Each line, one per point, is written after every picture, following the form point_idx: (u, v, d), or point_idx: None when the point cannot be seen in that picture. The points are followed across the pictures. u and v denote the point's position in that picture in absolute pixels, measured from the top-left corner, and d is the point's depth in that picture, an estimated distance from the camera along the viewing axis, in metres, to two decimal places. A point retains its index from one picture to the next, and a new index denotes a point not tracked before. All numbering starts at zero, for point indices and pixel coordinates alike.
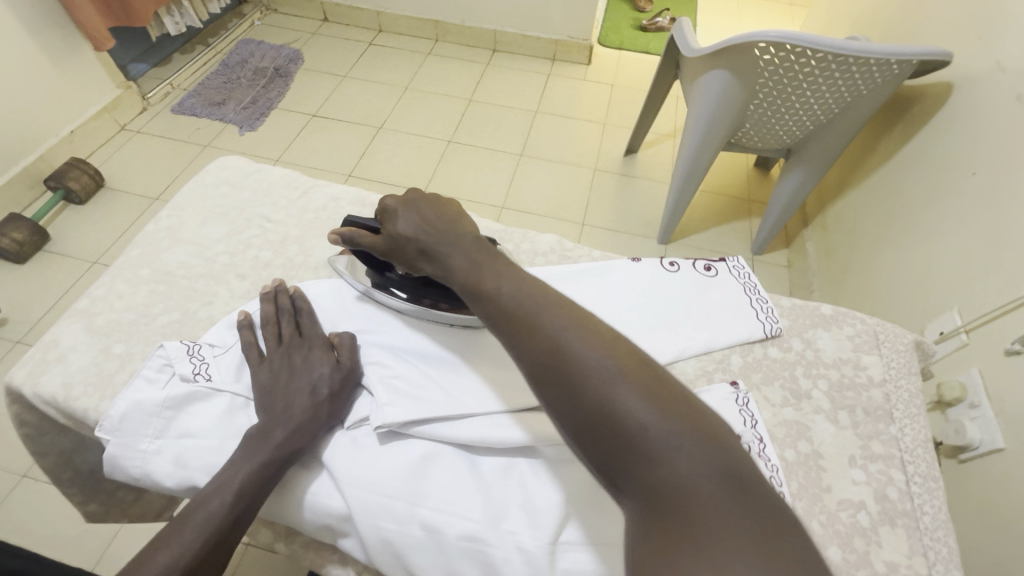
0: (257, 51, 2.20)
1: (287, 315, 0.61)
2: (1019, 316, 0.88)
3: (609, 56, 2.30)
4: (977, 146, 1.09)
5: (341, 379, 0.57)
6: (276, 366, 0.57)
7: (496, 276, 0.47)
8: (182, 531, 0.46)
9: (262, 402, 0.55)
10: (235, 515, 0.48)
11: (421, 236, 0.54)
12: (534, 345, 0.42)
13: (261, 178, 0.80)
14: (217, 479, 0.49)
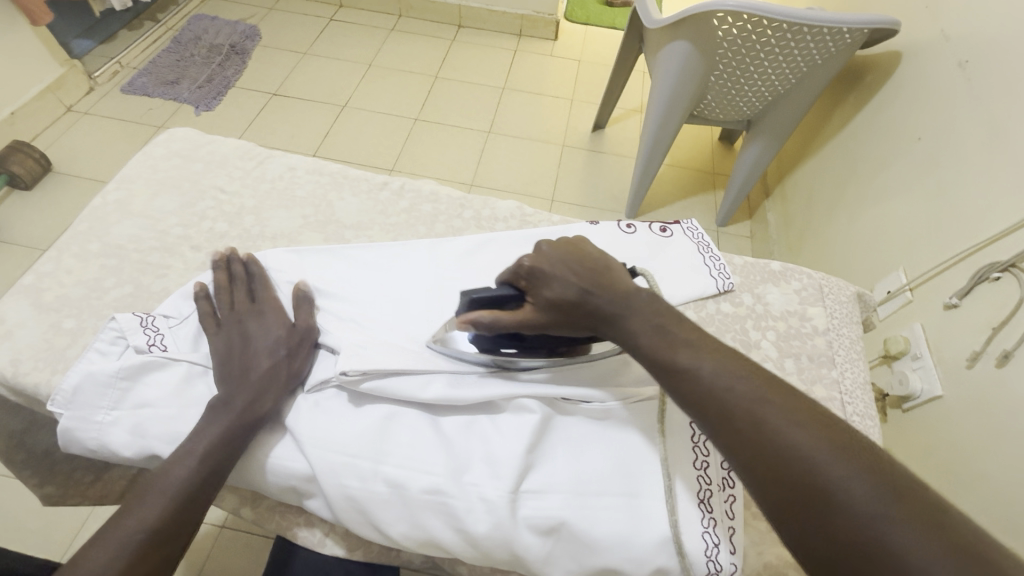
0: (211, 27, 2.10)
1: (239, 282, 0.61)
2: (959, 271, 0.94)
3: (575, 30, 2.29)
4: (924, 112, 1.13)
5: (298, 340, 0.57)
6: (231, 334, 0.57)
7: (690, 355, 0.43)
8: (147, 501, 0.46)
9: (220, 369, 0.55)
10: (200, 481, 0.48)
11: (599, 307, 0.48)
12: (750, 445, 0.39)
13: (213, 150, 0.78)
14: (180, 447, 0.49)
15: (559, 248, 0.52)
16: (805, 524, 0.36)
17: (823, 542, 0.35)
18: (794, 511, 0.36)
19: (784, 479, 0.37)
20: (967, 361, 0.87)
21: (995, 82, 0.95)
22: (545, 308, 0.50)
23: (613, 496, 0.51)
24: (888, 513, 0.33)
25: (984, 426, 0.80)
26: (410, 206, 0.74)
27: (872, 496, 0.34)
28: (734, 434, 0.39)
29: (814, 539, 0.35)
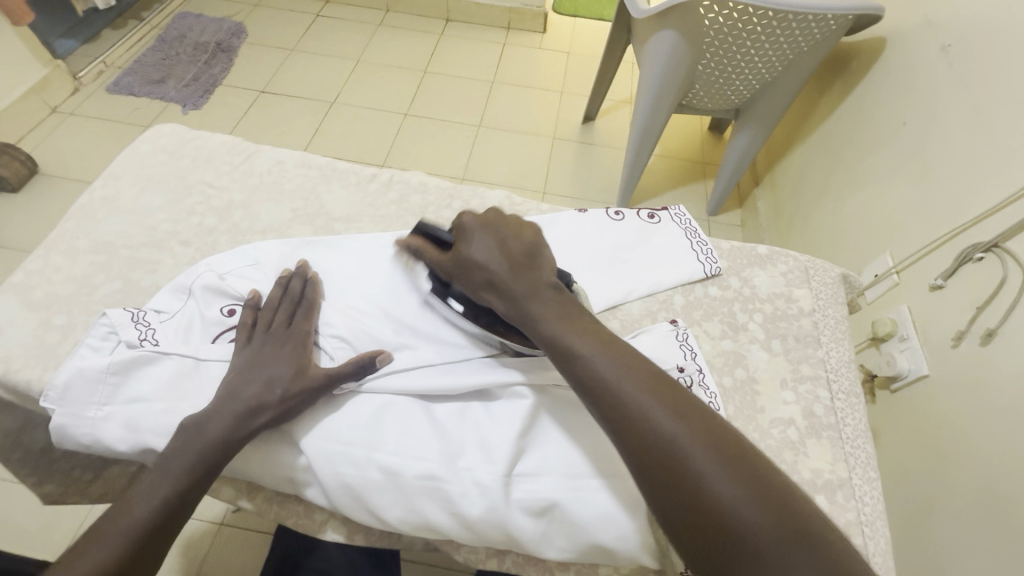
0: (196, 25, 2.08)
1: (287, 300, 0.59)
2: (944, 253, 0.95)
3: (564, 22, 2.29)
4: (907, 96, 1.14)
5: (319, 381, 0.53)
6: (257, 353, 0.55)
7: (588, 347, 0.47)
8: (136, 501, 0.46)
9: (226, 391, 0.52)
10: (187, 490, 0.48)
11: (491, 270, 0.53)
12: (630, 428, 0.42)
13: (200, 145, 0.77)
14: (168, 452, 0.49)
15: (498, 215, 0.57)
16: (672, 504, 0.39)
17: (684, 518, 0.38)
18: (667, 490, 0.40)
19: (659, 459, 0.40)
20: (952, 341, 0.88)
21: (977, 66, 0.96)
22: (456, 261, 0.55)
23: (606, 477, 0.52)
24: (743, 499, 0.37)
25: (969, 403, 0.81)
26: (399, 197, 0.74)
27: (734, 484, 0.38)
28: (620, 418, 0.43)
29: (677, 516, 0.39)
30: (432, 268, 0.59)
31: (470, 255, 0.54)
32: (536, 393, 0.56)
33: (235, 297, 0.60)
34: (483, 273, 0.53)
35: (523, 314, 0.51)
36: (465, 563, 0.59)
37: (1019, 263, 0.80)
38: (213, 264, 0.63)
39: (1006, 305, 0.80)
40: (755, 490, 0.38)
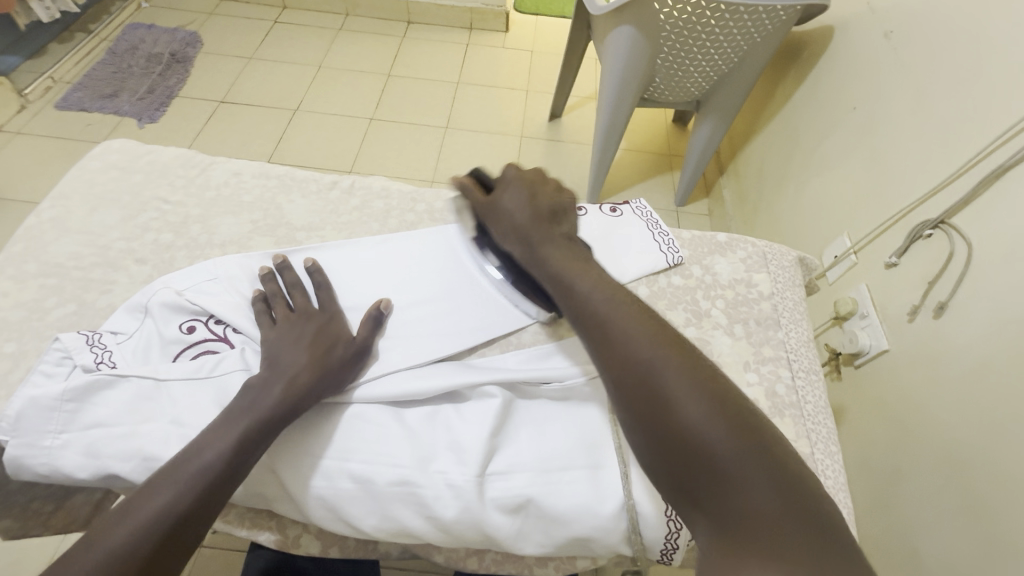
0: (148, 36, 2.02)
1: (298, 288, 0.61)
2: (896, 232, 0.99)
3: (526, 21, 2.30)
4: (857, 82, 1.18)
5: (360, 349, 0.57)
6: (288, 329, 0.56)
7: (590, 288, 0.50)
8: (156, 492, 0.43)
9: (270, 357, 0.53)
10: (193, 505, 0.43)
11: (517, 217, 0.58)
12: (618, 352, 0.44)
13: (153, 160, 0.75)
14: (185, 453, 0.45)
15: (537, 174, 0.62)
16: (643, 422, 0.42)
17: (654, 437, 0.41)
18: (639, 409, 0.42)
19: (637, 380, 0.43)
20: (908, 315, 0.92)
21: (918, 50, 1.00)
22: (492, 207, 0.61)
23: (578, 469, 0.52)
24: (715, 427, 0.39)
25: (926, 373, 0.85)
26: (361, 203, 0.74)
27: (699, 411, 0.40)
28: (606, 344, 0.45)
29: (650, 433, 0.41)
30: (472, 210, 0.64)
31: (508, 204, 0.59)
32: (504, 392, 0.56)
33: (194, 313, 0.59)
34: (509, 219, 0.58)
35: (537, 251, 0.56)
36: (444, 564, 0.59)
37: (964, 238, 0.84)
38: (170, 281, 0.62)
39: (955, 278, 0.84)
40: (732, 426, 0.39)
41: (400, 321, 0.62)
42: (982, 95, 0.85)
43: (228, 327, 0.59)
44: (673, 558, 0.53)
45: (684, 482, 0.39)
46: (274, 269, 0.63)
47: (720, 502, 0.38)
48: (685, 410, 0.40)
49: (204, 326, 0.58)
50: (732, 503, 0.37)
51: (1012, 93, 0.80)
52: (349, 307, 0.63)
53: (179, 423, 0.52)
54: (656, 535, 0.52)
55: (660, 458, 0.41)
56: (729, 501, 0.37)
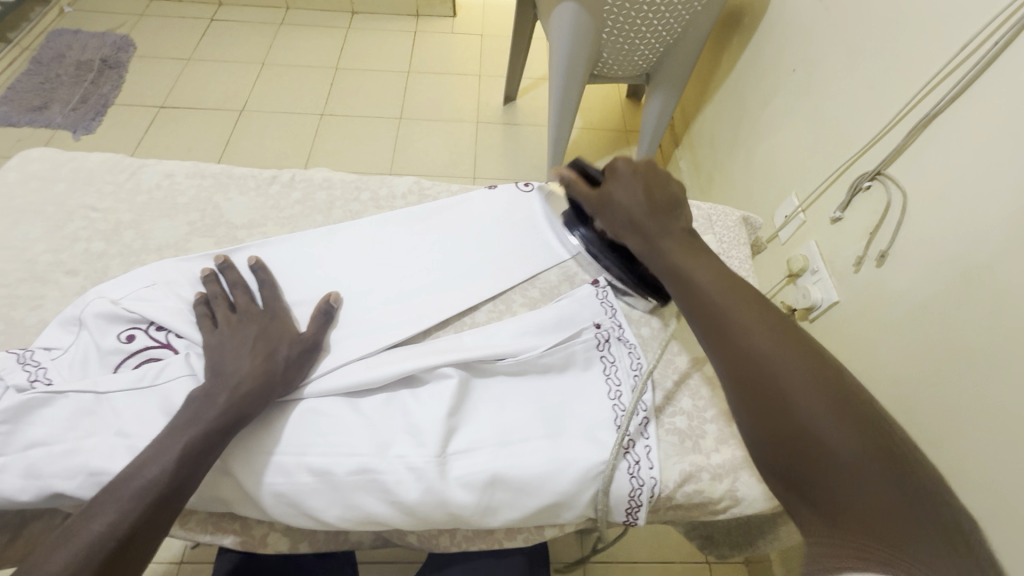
0: (75, 42, 1.92)
1: (240, 289, 0.59)
2: (836, 188, 1.03)
3: (473, 4, 2.25)
4: (795, 43, 1.21)
5: (303, 348, 0.55)
6: (228, 333, 0.55)
7: (698, 266, 0.53)
8: (96, 514, 0.41)
9: (210, 365, 0.52)
10: (139, 522, 0.42)
11: (634, 211, 0.58)
12: (718, 323, 0.49)
13: (77, 167, 0.72)
14: (126, 472, 0.44)
15: (649, 165, 0.61)
16: (743, 388, 0.46)
17: (751, 398, 0.45)
18: (739, 376, 0.46)
19: (737, 348, 0.47)
20: (854, 266, 0.95)
21: (849, 8, 1.03)
22: (603, 197, 0.61)
23: (539, 439, 0.53)
24: (807, 391, 0.42)
25: (872, 319, 0.89)
26: (303, 196, 0.72)
27: (814, 405, 0.42)
28: (707, 318, 0.50)
29: (769, 424, 0.43)
30: (576, 199, 0.66)
31: (620, 195, 0.59)
32: (460, 371, 0.56)
33: (132, 321, 0.57)
34: (627, 213, 0.58)
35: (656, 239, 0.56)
36: (418, 546, 0.60)
37: (900, 187, 0.87)
38: (103, 290, 0.59)
39: (895, 225, 0.87)
40: (827, 391, 0.42)
41: (356, 312, 0.62)
42: (909, 48, 0.88)
43: (170, 333, 0.57)
44: (639, 517, 0.54)
45: (780, 446, 0.43)
46: (218, 269, 0.61)
47: (841, 497, 0.38)
48: (783, 376, 0.44)
49: (145, 334, 0.56)
50: (821, 454, 0.40)
51: (935, 43, 0.83)
52: (298, 302, 0.62)
53: (125, 435, 0.50)
54: (619, 492, 0.53)
55: (756, 419, 0.44)
56: (849, 495, 0.38)
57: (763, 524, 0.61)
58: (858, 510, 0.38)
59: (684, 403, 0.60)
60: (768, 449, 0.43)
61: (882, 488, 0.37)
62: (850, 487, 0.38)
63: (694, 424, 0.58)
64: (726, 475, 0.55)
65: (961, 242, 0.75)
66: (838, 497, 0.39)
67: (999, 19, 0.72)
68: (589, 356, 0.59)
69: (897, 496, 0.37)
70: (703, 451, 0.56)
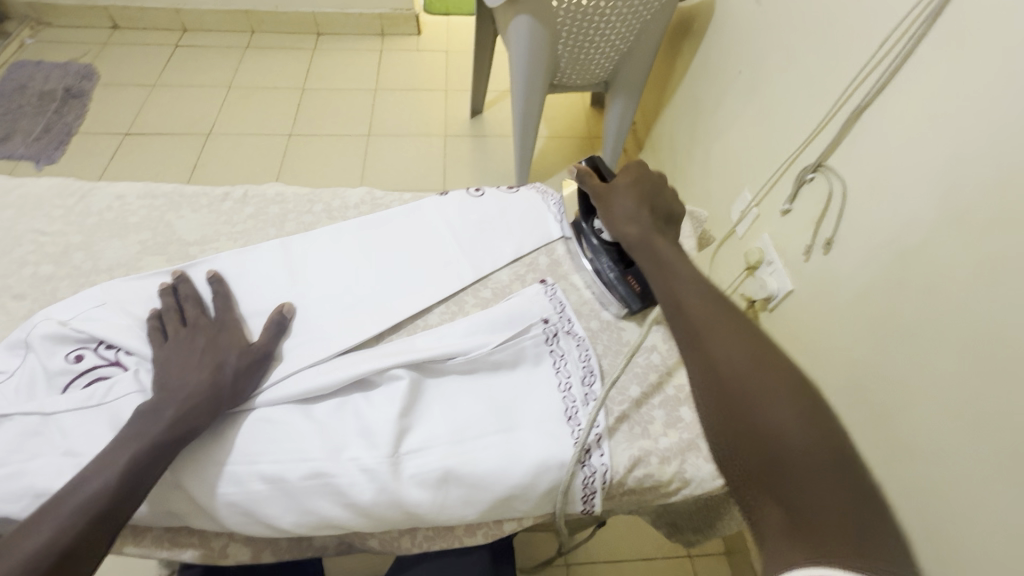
0: (37, 73, 1.90)
1: (191, 301, 0.60)
2: (783, 181, 1.07)
3: (436, 21, 2.29)
4: (738, 46, 1.26)
5: (253, 358, 0.56)
6: (178, 346, 0.55)
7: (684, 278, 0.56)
8: (37, 527, 0.41)
9: (156, 378, 0.52)
10: (82, 535, 0.42)
11: (636, 207, 0.63)
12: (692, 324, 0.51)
13: (26, 193, 0.72)
14: (70, 485, 0.44)
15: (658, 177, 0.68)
16: (717, 389, 0.46)
17: (723, 399, 0.45)
18: (713, 377, 0.47)
19: (718, 350, 0.48)
20: (803, 255, 0.99)
21: (784, 11, 1.08)
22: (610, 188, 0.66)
23: (490, 434, 0.54)
24: (782, 398, 0.43)
25: (821, 304, 0.92)
26: (256, 211, 0.73)
27: (786, 414, 0.42)
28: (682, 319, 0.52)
29: (738, 424, 0.44)
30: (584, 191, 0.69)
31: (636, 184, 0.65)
32: (410, 372, 0.57)
33: (81, 341, 0.57)
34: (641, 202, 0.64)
35: (652, 241, 0.61)
36: (381, 550, 0.60)
37: (839, 177, 0.91)
38: (51, 311, 0.59)
39: (836, 214, 0.91)
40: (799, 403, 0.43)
41: (308, 321, 0.63)
42: (837, 46, 0.92)
43: (119, 351, 0.57)
44: (594, 504, 0.55)
45: (747, 449, 0.42)
46: (171, 284, 0.62)
47: (801, 497, 0.39)
48: (755, 380, 0.45)
49: (94, 353, 0.56)
50: (787, 456, 0.40)
51: (859, 40, 0.87)
52: (253, 312, 0.62)
53: (72, 454, 0.50)
54: (573, 482, 0.54)
55: (725, 421, 0.45)
56: (808, 497, 0.38)
57: (720, 504, 0.62)
58: (818, 512, 0.38)
59: (633, 391, 0.62)
60: (731, 451, 0.44)
61: (842, 496, 0.38)
62: (806, 486, 0.39)
63: (643, 410, 0.60)
64: (675, 458, 0.57)
65: (894, 226, 0.79)
66: (791, 492, 0.39)
67: (910, 14, 0.77)
68: (539, 350, 0.61)
69: (854, 507, 0.37)
70: (652, 436, 0.58)
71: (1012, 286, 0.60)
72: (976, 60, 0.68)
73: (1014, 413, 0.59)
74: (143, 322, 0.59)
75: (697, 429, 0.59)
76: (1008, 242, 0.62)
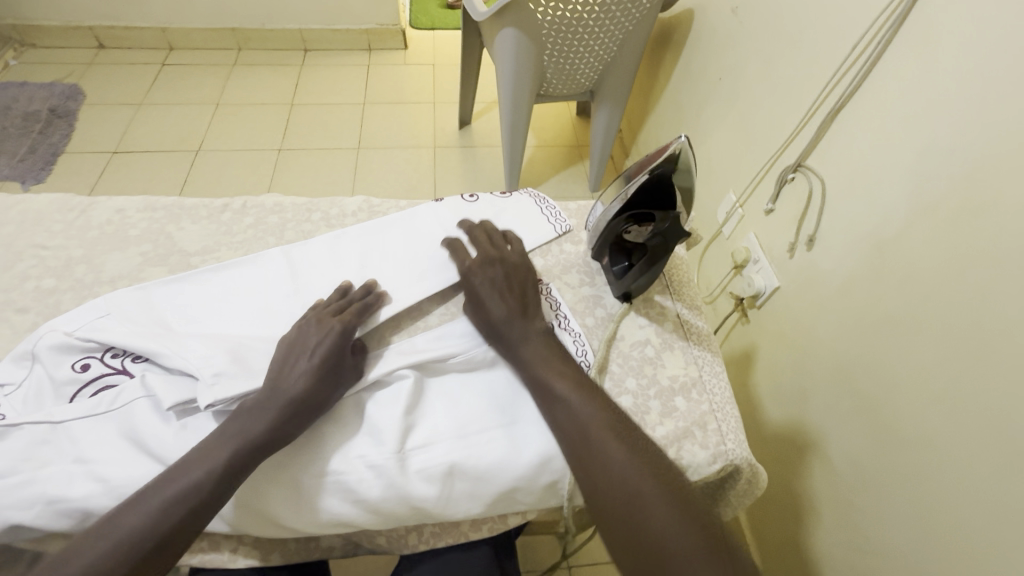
0: (21, 94, 1.90)
1: (342, 299, 0.63)
2: (765, 183, 1.11)
3: (423, 35, 2.33)
4: (717, 53, 1.31)
5: (338, 379, 0.55)
6: (310, 331, 0.58)
7: (563, 388, 0.56)
8: (124, 518, 0.44)
9: (279, 357, 0.55)
10: (176, 523, 0.45)
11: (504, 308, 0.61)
12: (582, 444, 0.52)
13: (26, 209, 0.73)
14: (159, 479, 0.47)
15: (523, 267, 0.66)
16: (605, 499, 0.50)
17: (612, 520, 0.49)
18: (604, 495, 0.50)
19: (607, 471, 0.50)
20: (788, 251, 1.02)
21: (759, 19, 1.13)
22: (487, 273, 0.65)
23: (494, 429, 0.56)
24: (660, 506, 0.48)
25: (807, 297, 0.95)
26: (255, 220, 0.75)
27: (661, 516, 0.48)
28: (631, 534, 0.48)
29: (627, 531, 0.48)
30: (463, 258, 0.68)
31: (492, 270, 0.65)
32: (415, 371, 0.59)
33: (87, 350, 0.57)
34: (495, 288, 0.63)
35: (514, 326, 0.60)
36: (389, 549, 0.61)
37: (818, 175, 0.94)
38: (56, 323, 0.59)
39: (818, 211, 0.94)
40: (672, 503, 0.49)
41: None
42: (811, 51, 0.96)
43: (125, 358, 0.58)
44: None
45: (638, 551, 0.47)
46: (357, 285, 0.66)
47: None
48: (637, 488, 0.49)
49: (100, 362, 0.57)
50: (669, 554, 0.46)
51: (832, 44, 0.91)
52: (258, 319, 0.64)
53: (84, 460, 0.50)
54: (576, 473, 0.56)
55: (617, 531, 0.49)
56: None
57: (717, 492, 0.65)
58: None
59: (630, 383, 0.64)
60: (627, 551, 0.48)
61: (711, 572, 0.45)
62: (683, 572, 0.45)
63: (639, 401, 0.62)
64: (672, 445, 0.59)
65: (872, 221, 0.82)
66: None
67: (879, 19, 0.80)
68: None
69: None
70: (649, 425, 0.60)
71: (986, 272, 0.64)
72: (941, 59, 0.72)
73: (969, 430, 0.64)
74: (147, 328, 0.60)
75: (692, 418, 0.61)
76: (980, 232, 0.65)
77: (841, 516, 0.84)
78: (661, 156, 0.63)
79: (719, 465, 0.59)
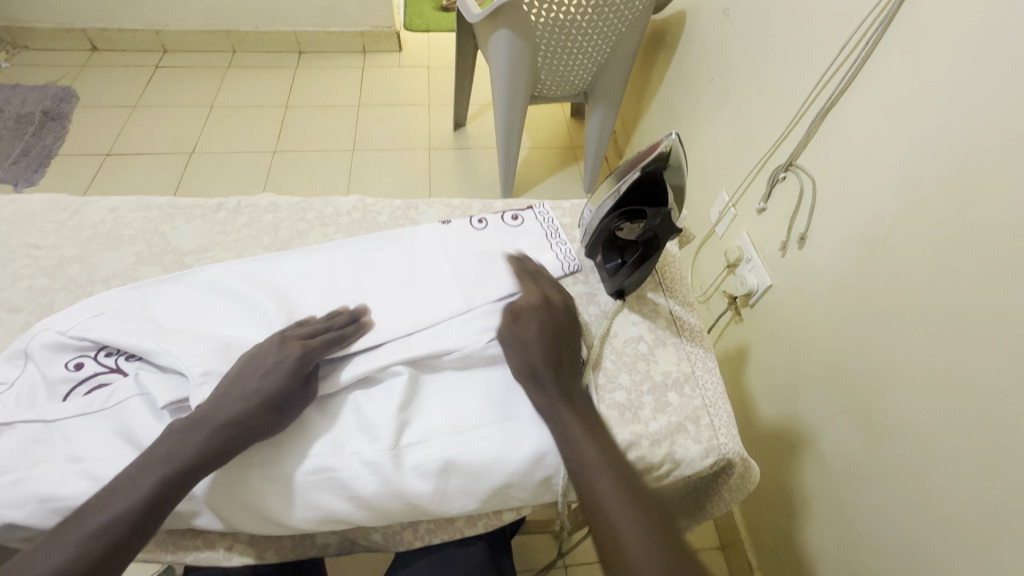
0: (13, 96, 1.89)
1: (324, 323, 0.60)
2: (756, 182, 1.12)
3: (417, 37, 2.34)
4: (709, 54, 1.32)
5: (276, 412, 0.52)
6: (271, 352, 0.55)
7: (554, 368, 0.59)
8: (59, 541, 0.42)
9: (234, 370, 0.54)
10: (118, 541, 0.44)
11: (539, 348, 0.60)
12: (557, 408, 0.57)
13: (19, 209, 0.73)
14: (98, 498, 0.45)
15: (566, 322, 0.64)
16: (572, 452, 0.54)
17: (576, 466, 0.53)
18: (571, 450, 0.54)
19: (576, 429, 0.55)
20: (780, 250, 1.03)
21: (751, 20, 1.14)
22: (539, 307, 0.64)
23: (488, 425, 0.56)
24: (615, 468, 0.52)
25: (798, 295, 0.96)
26: (249, 220, 0.75)
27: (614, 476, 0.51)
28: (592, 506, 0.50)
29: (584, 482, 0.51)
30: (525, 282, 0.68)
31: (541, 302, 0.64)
32: (409, 368, 0.59)
33: (81, 349, 0.57)
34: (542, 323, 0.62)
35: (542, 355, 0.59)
36: (383, 546, 0.61)
37: (809, 174, 0.95)
38: (50, 322, 0.60)
39: (809, 209, 0.95)
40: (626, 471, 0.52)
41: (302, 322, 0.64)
42: (801, 51, 0.97)
43: (119, 357, 0.58)
44: None
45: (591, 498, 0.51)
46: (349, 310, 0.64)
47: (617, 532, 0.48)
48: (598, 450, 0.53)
49: (93, 361, 0.57)
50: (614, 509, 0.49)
51: (821, 44, 0.92)
52: (250, 319, 0.63)
53: (77, 459, 0.50)
54: None
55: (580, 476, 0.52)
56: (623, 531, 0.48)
57: (710, 487, 0.66)
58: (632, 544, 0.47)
59: (623, 379, 0.65)
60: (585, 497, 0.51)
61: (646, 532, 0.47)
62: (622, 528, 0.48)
63: (633, 397, 0.63)
64: (665, 439, 0.60)
65: (862, 218, 0.83)
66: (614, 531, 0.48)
67: (868, 19, 0.81)
68: None
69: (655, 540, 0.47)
70: (642, 420, 0.61)
71: (975, 268, 0.64)
72: (929, 57, 0.73)
73: (964, 426, 0.64)
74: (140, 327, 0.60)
75: (685, 412, 0.62)
76: (968, 227, 0.66)
77: (835, 513, 0.85)
78: (651, 154, 0.64)
79: (712, 459, 0.59)
